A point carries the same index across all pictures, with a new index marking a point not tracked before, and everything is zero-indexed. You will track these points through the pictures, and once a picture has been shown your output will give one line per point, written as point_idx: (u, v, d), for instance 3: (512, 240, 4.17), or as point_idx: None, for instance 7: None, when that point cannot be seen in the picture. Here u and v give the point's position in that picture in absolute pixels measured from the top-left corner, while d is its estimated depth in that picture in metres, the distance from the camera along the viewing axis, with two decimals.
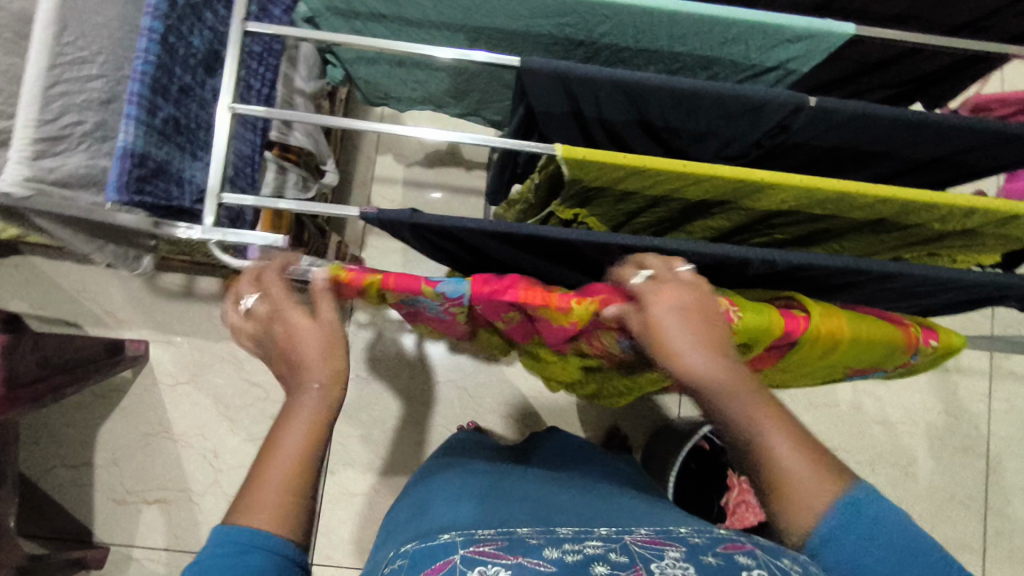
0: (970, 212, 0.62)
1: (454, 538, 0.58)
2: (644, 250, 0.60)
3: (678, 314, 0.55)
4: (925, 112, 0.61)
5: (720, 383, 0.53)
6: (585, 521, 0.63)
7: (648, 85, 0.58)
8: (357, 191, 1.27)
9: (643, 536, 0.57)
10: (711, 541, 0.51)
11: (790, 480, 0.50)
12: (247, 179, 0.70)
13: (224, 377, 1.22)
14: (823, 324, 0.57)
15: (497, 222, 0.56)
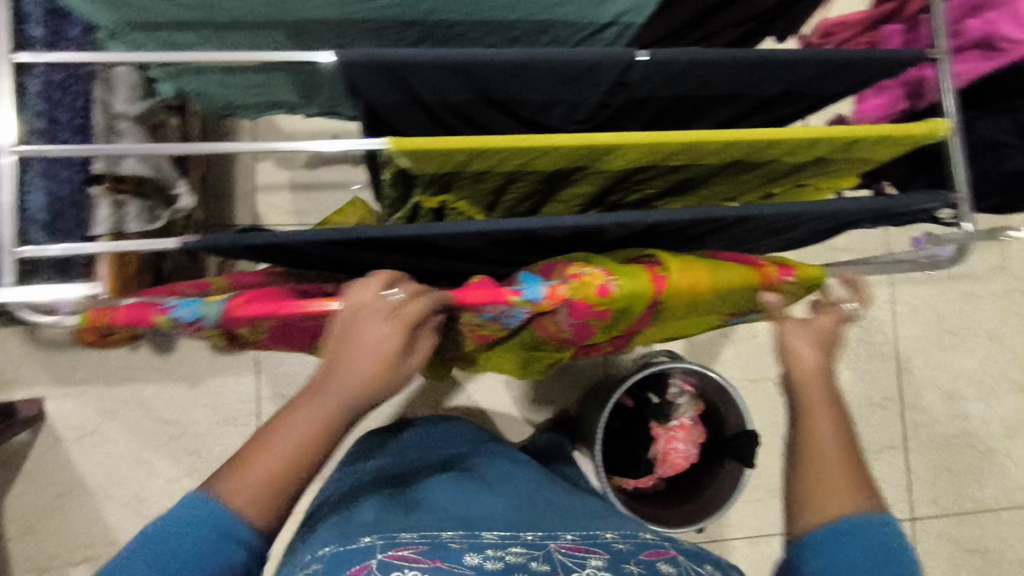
0: (812, 142, 0.62)
1: (374, 542, 0.63)
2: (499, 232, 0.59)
3: (809, 334, 0.67)
4: (755, 50, 0.60)
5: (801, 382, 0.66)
6: (507, 523, 0.72)
7: (475, 63, 0.56)
8: (241, 205, 1.21)
9: (567, 541, 0.68)
10: (634, 549, 0.67)
11: (825, 479, 0.62)
12: (72, 220, 0.74)
13: (133, 421, 1.17)
14: (683, 279, 0.57)
15: (334, 230, 0.54)
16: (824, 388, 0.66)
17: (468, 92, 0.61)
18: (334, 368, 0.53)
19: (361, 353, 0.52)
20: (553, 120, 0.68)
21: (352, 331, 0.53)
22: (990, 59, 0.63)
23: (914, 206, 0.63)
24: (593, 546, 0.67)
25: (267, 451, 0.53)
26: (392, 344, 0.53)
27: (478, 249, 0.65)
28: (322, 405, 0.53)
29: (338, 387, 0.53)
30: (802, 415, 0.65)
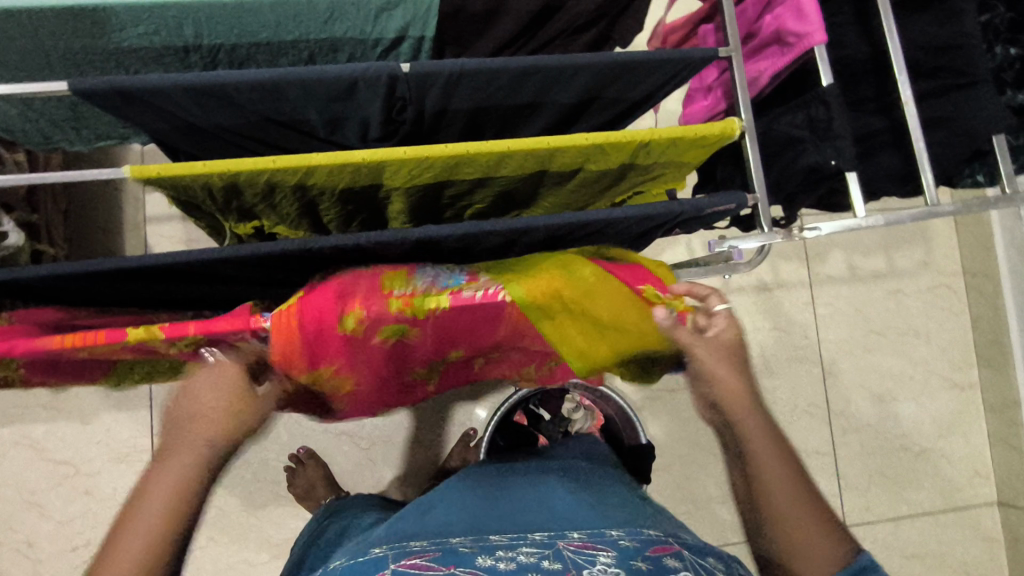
0: (599, 151, 0.61)
1: (386, 552, 0.55)
2: (267, 257, 0.58)
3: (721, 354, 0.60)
4: (530, 58, 0.59)
5: (744, 409, 0.59)
6: (520, 525, 0.61)
7: (222, 85, 0.53)
8: (131, 238, 1.19)
9: (575, 538, 0.56)
10: (638, 544, 0.54)
11: (797, 523, 0.55)
12: None
13: (22, 463, 1.14)
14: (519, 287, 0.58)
15: (70, 264, 0.53)
16: (758, 419, 0.59)
17: (238, 115, 0.59)
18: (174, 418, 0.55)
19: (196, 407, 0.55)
20: (351, 138, 0.66)
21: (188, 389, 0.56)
22: (784, 55, 0.61)
23: (708, 210, 0.60)
24: (601, 543, 0.55)
25: (151, 500, 0.51)
26: (235, 380, 0.56)
27: (269, 272, 0.63)
28: (179, 457, 0.53)
29: (189, 433, 0.54)
30: (752, 456, 0.58)
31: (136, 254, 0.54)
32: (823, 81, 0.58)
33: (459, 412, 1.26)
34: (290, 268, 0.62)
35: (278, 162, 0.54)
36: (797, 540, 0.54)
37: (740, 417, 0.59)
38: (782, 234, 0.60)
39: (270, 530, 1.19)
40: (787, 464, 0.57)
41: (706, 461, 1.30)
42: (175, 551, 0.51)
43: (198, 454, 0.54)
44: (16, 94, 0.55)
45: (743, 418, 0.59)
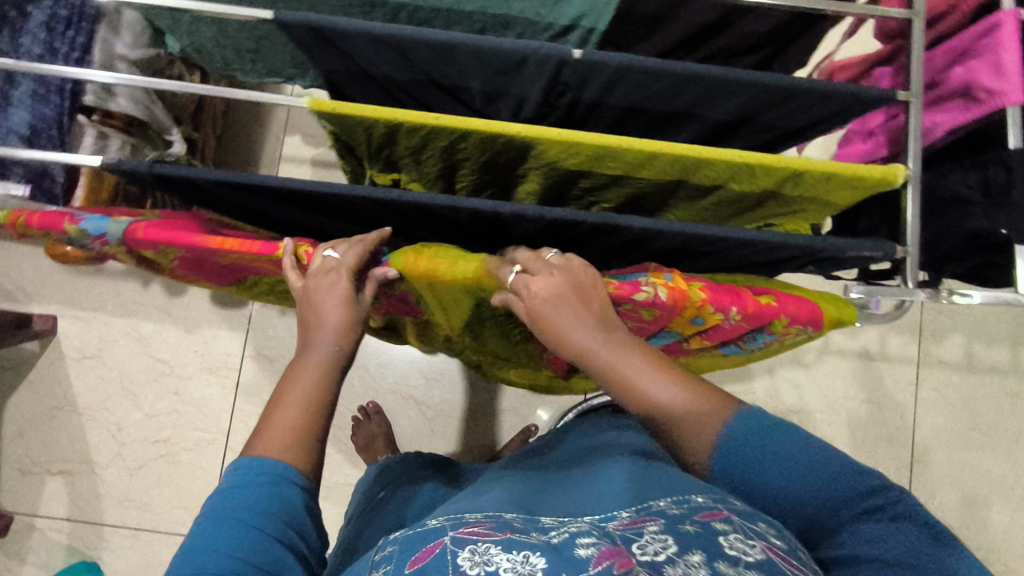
0: (753, 170, 0.59)
1: (442, 523, 0.53)
2: (405, 207, 0.59)
3: (563, 298, 0.55)
4: (699, 65, 0.58)
5: (621, 374, 0.54)
6: (577, 496, 0.59)
7: (404, 38, 0.57)
8: (264, 171, 1.27)
9: (625, 510, 0.52)
10: (690, 508, 0.50)
11: (716, 453, 0.52)
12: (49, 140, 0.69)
13: (128, 353, 1.25)
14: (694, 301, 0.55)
15: (228, 172, 0.55)
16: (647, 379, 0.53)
17: (407, 69, 0.62)
18: (310, 334, 0.58)
19: (329, 310, 0.58)
20: (502, 112, 0.68)
21: (313, 298, 0.58)
22: (970, 110, 0.58)
23: (851, 252, 0.57)
24: (650, 513, 0.50)
25: (287, 404, 0.56)
26: (348, 286, 0.58)
27: (398, 223, 0.65)
28: (311, 364, 0.57)
29: (326, 340, 0.58)
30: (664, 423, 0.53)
31: (291, 177, 0.56)
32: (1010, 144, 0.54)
33: (523, 405, 1.27)
34: (415, 223, 0.64)
35: (440, 120, 0.56)
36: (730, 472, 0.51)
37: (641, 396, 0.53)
38: (929, 293, 0.57)
39: (326, 472, 1.24)
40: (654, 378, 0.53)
41: None
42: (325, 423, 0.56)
43: (322, 358, 0.58)
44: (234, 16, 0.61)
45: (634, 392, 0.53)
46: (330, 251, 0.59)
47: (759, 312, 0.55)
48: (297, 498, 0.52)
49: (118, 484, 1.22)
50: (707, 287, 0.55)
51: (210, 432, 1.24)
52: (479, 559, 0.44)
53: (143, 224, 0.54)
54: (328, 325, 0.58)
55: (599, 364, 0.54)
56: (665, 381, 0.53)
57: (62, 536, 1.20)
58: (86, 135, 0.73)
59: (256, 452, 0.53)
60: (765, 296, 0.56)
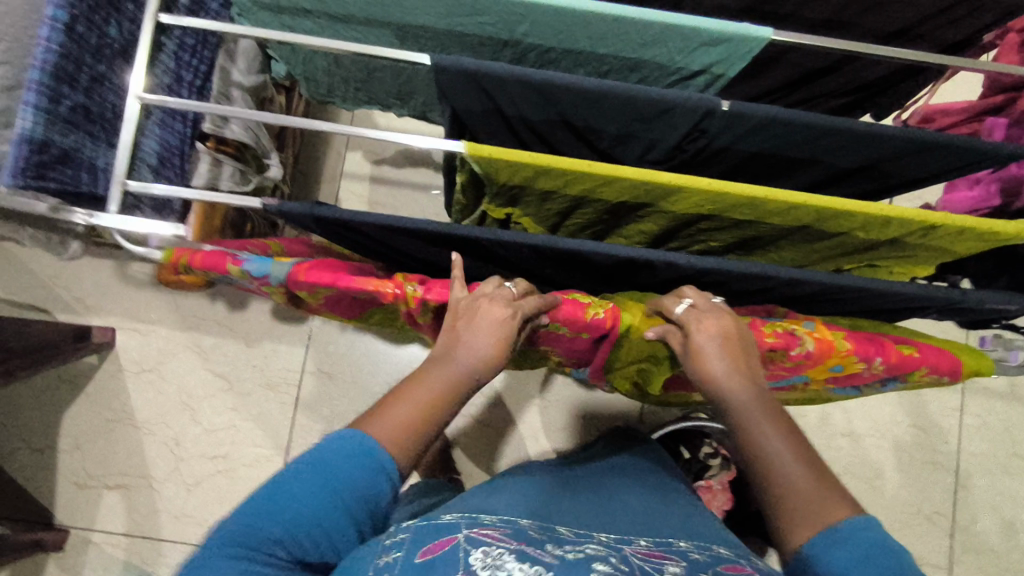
0: (888, 221, 0.61)
1: (457, 519, 0.53)
2: (550, 251, 0.60)
3: (717, 331, 0.56)
4: (840, 118, 0.60)
5: (732, 399, 0.54)
6: (597, 522, 0.61)
7: (558, 86, 0.58)
8: (326, 187, 1.28)
9: (643, 546, 0.55)
10: (710, 560, 0.53)
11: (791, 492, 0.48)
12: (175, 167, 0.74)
13: (188, 366, 1.24)
14: (839, 350, 0.56)
15: (391, 217, 0.56)
16: (762, 420, 0.52)
17: (547, 111, 0.63)
18: (451, 346, 0.57)
19: (483, 330, 0.57)
20: (628, 153, 0.69)
21: (470, 313, 0.58)
22: None
23: (986, 304, 0.59)
24: (670, 554, 0.54)
25: (404, 400, 0.54)
26: (516, 324, 0.57)
27: (528, 264, 0.66)
28: (443, 374, 0.56)
29: (469, 356, 0.56)
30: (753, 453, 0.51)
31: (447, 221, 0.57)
32: None
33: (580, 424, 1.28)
34: (549, 265, 0.64)
35: (594, 167, 0.57)
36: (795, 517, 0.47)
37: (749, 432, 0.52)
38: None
39: None
40: (778, 433, 0.51)
41: None
42: (431, 438, 0.54)
43: (455, 375, 0.56)
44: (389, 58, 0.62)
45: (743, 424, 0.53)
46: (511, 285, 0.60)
47: (901, 361, 0.56)
48: (385, 492, 0.50)
49: (175, 500, 1.21)
50: (853, 337, 0.57)
51: (268, 448, 1.23)
52: (491, 561, 0.45)
53: (302, 267, 0.54)
54: (479, 340, 0.56)
55: (736, 395, 0.54)
56: (791, 439, 0.51)
57: (118, 551, 1.19)
58: (201, 161, 0.74)
59: (371, 432, 0.52)
60: (905, 345, 0.57)
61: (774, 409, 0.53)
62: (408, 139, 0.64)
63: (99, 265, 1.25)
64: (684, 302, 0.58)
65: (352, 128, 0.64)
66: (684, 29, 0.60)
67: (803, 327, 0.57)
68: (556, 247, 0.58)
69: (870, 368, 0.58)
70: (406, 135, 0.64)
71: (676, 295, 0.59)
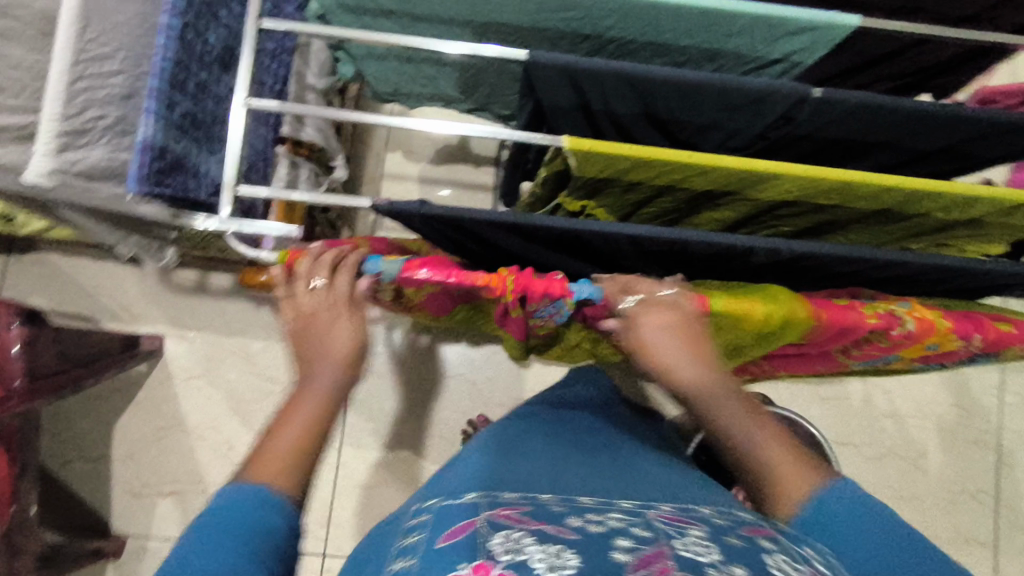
0: (976, 201, 0.62)
1: (477, 500, 0.53)
2: (647, 241, 0.60)
3: (665, 325, 0.57)
4: (928, 102, 0.61)
5: (711, 401, 0.57)
6: (608, 488, 0.59)
7: (654, 78, 0.59)
8: (367, 188, 1.28)
9: (664, 511, 0.54)
10: (733, 524, 0.52)
11: (779, 489, 0.53)
12: (261, 172, 0.74)
13: (237, 371, 1.25)
14: (940, 328, 0.58)
15: (498, 211, 0.57)
16: (740, 422, 0.56)
17: (635, 104, 0.64)
18: (313, 360, 0.59)
19: (331, 338, 0.59)
20: (709, 142, 0.70)
21: (314, 322, 0.59)
22: None
23: None
24: (690, 519, 0.53)
25: (293, 423, 0.55)
26: (348, 322, 0.60)
27: (618, 256, 0.65)
28: (314, 395, 0.57)
29: (323, 367, 0.58)
30: (736, 450, 0.56)
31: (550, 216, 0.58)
32: None
33: None
34: (640, 257, 0.65)
35: (692, 157, 0.58)
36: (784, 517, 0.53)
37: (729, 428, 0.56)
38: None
39: None
40: (755, 425, 0.56)
41: None
42: (321, 446, 0.56)
43: (314, 391, 0.57)
44: (481, 55, 0.63)
45: (722, 425, 0.56)
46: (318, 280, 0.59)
47: (999, 338, 0.58)
48: (279, 526, 0.49)
49: None
50: (951, 317, 0.58)
51: None
52: (512, 547, 0.43)
53: (413, 262, 0.58)
54: (325, 348, 0.58)
55: (712, 396, 0.57)
56: (765, 433, 0.56)
57: None
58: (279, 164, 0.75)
59: (250, 479, 0.51)
60: (1002, 321, 0.58)
61: (746, 402, 0.57)
62: (498, 135, 0.64)
63: (143, 273, 1.25)
64: (631, 298, 0.57)
65: (440, 126, 0.65)
66: (772, 19, 0.61)
67: (899, 307, 0.58)
68: (656, 238, 0.59)
69: (966, 345, 0.60)
70: (497, 132, 0.64)
71: (620, 289, 0.58)
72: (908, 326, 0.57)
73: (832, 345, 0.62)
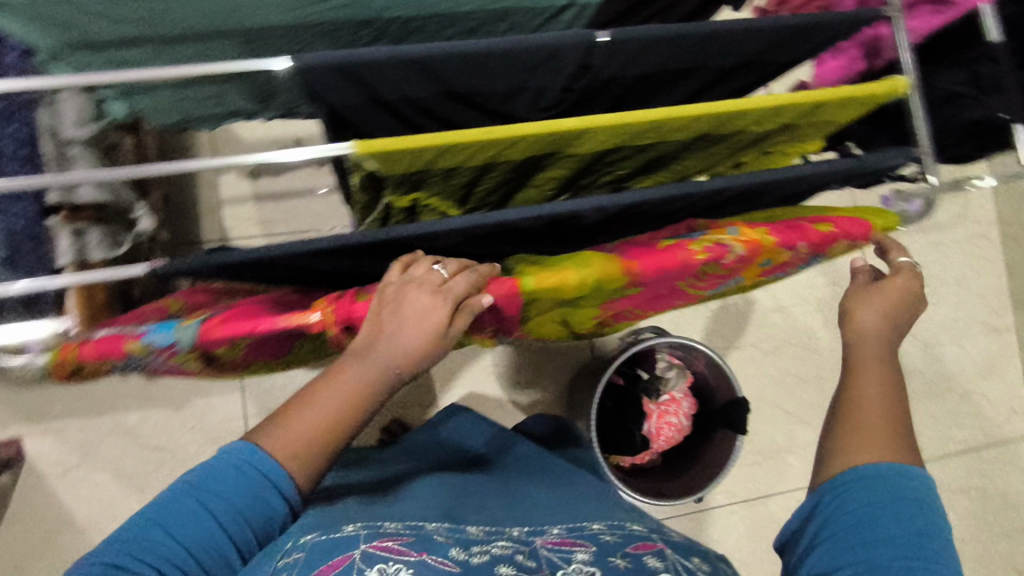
0: (779, 109, 0.63)
1: (358, 530, 0.54)
2: (470, 231, 0.57)
3: (884, 293, 0.68)
4: (714, 21, 0.60)
5: (856, 355, 0.66)
6: (508, 517, 0.67)
7: (434, 57, 0.55)
8: (209, 221, 1.18)
9: (553, 534, 0.63)
10: (620, 541, 0.62)
11: (866, 426, 0.59)
12: (32, 255, 0.65)
13: (119, 450, 1.14)
14: (767, 243, 0.58)
15: (297, 242, 0.52)
16: (873, 370, 0.64)
17: (429, 86, 0.60)
18: (372, 337, 0.52)
19: (405, 327, 0.52)
20: (521, 106, 0.67)
21: (396, 300, 0.53)
22: (943, 13, 0.64)
23: (883, 165, 0.63)
24: (580, 540, 0.62)
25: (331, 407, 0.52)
26: (441, 315, 0.52)
27: (452, 249, 0.62)
28: (356, 376, 0.52)
29: (382, 353, 0.52)
30: (851, 389, 0.63)
31: (361, 232, 0.54)
32: (993, 39, 0.59)
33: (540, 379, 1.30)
34: (476, 244, 0.62)
35: (493, 133, 0.55)
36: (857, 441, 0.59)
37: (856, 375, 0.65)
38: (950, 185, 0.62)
39: None
40: (883, 380, 0.63)
41: (771, 413, 1.41)
42: (342, 442, 0.53)
43: (361, 388, 0.52)
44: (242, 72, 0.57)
45: (857, 369, 0.64)
46: (437, 267, 0.55)
47: (822, 238, 0.59)
48: (276, 511, 0.51)
49: None
50: (777, 231, 0.58)
51: None
52: None
53: (215, 321, 0.49)
54: (397, 335, 0.52)
55: (861, 347, 0.66)
56: (883, 390, 0.62)
57: None
58: (60, 239, 0.67)
59: (267, 445, 0.51)
60: (822, 222, 0.60)
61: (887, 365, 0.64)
62: (291, 155, 0.58)
63: None
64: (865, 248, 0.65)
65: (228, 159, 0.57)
66: None
67: (726, 234, 0.58)
68: (479, 224, 0.56)
69: (796, 253, 0.61)
70: (286, 150, 0.58)
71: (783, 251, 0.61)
72: (734, 251, 0.57)
73: (676, 283, 0.62)
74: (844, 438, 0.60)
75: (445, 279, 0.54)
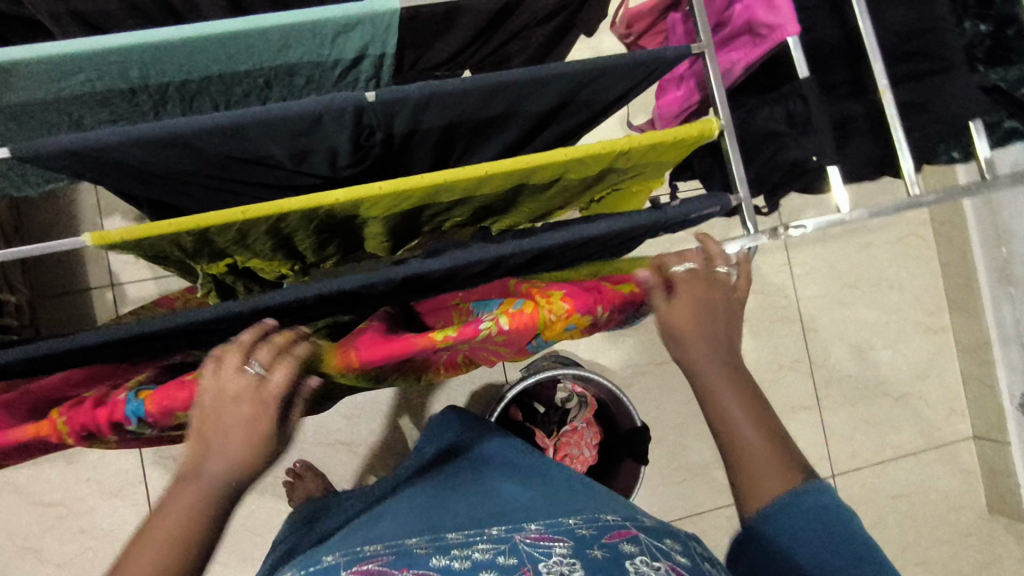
0: (583, 161, 0.59)
1: (337, 560, 0.50)
2: (237, 318, 0.53)
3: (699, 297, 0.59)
4: (502, 72, 0.55)
5: (696, 385, 0.58)
6: (483, 516, 0.58)
7: (179, 134, 0.51)
8: (93, 264, 1.12)
9: (533, 530, 0.53)
10: (596, 531, 0.52)
11: (749, 445, 0.54)
12: None
13: (11, 509, 1.11)
14: (548, 315, 0.54)
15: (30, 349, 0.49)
16: (715, 375, 0.57)
17: (198, 158, 0.56)
18: (198, 456, 0.46)
19: (231, 432, 0.47)
20: (319, 166, 0.62)
21: (208, 414, 0.47)
22: (757, 46, 0.60)
23: (694, 214, 0.59)
24: (559, 533, 0.52)
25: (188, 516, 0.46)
26: (269, 421, 0.48)
27: (239, 330, 0.58)
28: (194, 490, 0.45)
29: (223, 445, 0.46)
30: (714, 415, 0.57)
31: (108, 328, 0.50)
32: (800, 75, 0.57)
33: None
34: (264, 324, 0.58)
35: (248, 212, 0.51)
36: (754, 474, 0.53)
37: (709, 393, 0.57)
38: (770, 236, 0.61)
39: None
40: (736, 394, 0.57)
41: (696, 429, 1.39)
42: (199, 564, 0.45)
43: (205, 490, 0.46)
44: None
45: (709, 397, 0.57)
46: (255, 366, 0.48)
47: (621, 302, 0.57)
48: None
49: None
50: (567, 297, 0.55)
51: None
52: None
53: None
54: (224, 445, 0.46)
55: (699, 370, 0.58)
56: (750, 410, 0.56)
57: None
58: None
59: None
60: (625, 288, 0.58)
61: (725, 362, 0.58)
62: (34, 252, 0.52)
63: None
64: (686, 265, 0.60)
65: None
66: (306, 25, 0.53)
67: (509, 308, 0.55)
68: (240, 310, 0.52)
69: (600, 318, 0.58)
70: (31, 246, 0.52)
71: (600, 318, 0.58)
72: (496, 328, 0.53)
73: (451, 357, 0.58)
74: (737, 482, 0.55)
75: (252, 374, 0.48)
